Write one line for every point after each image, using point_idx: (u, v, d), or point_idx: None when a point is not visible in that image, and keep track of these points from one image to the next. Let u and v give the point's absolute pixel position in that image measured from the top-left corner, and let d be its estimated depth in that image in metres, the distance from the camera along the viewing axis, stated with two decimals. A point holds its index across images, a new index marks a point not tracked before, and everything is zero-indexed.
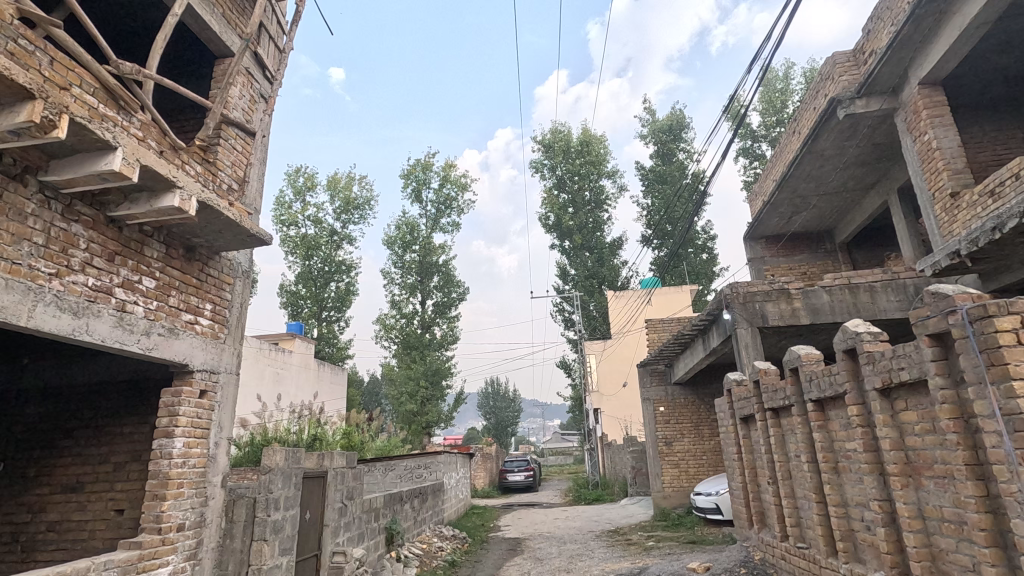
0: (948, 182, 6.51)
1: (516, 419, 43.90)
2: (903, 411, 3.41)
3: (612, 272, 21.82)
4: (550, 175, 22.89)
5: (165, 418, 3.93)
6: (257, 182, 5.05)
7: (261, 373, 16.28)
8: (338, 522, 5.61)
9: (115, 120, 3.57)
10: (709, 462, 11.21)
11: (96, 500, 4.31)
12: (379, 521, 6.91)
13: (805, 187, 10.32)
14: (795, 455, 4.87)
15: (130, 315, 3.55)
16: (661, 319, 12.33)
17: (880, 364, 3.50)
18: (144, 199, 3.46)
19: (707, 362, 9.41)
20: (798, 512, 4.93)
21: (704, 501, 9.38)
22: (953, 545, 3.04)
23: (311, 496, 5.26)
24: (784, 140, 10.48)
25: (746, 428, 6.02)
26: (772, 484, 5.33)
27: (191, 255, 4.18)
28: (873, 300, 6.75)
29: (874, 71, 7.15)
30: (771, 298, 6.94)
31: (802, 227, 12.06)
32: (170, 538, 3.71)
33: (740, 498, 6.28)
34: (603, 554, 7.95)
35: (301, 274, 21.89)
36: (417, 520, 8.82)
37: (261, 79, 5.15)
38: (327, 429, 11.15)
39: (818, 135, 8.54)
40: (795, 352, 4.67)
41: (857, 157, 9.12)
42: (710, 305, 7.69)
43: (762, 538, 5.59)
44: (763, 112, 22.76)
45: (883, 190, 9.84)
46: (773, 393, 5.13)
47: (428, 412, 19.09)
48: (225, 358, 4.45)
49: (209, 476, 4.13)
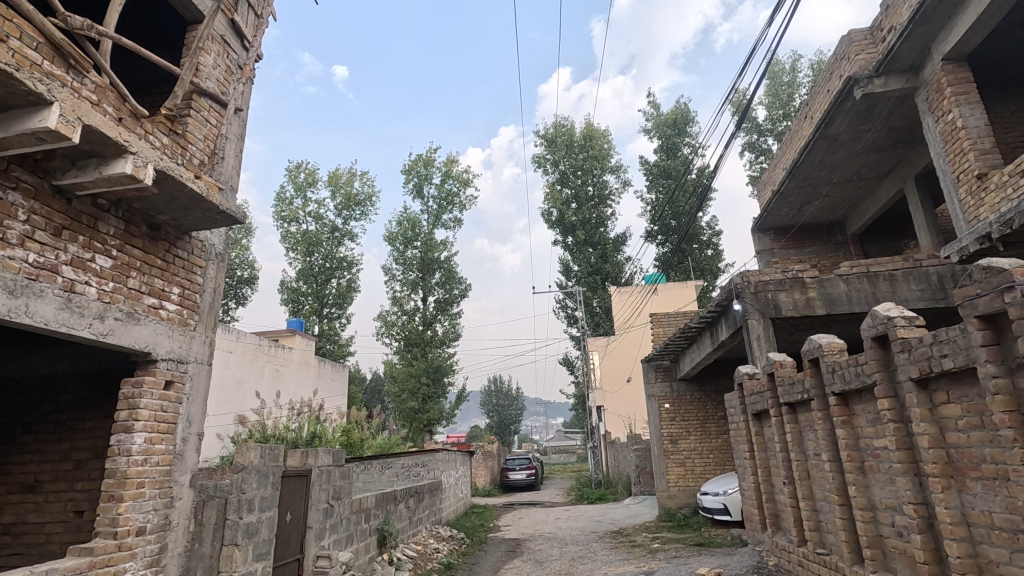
0: (974, 164, 6.11)
1: (519, 417, 43.55)
2: (945, 405, 3.03)
3: (616, 268, 21.44)
4: (553, 170, 22.50)
5: (125, 411, 3.58)
6: (234, 159, 4.70)
7: (260, 370, 15.95)
8: (322, 524, 5.25)
9: (64, 80, 3.22)
10: (716, 461, 10.81)
11: (56, 500, 3.98)
12: (370, 522, 6.58)
13: (817, 176, 9.91)
14: (814, 453, 4.49)
15: (80, 297, 3.20)
16: (665, 314, 11.94)
17: (917, 351, 3.13)
18: (93, 165, 3.10)
19: (714, 357, 9.03)
20: (817, 516, 4.55)
21: (710, 501, 9.00)
22: (1005, 557, 2.67)
23: (293, 496, 4.91)
24: (795, 127, 10.06)
25: (759, 425, 5.64)
26: (787, 485, 4.95)
27: (155, 234, 3.83)
28: (893, 289, 6.35)
29: (894, 48, 6.73)
30: (785, 287, 6.56)
31: (812, 218, 11.65)
32: (128, 543, 3.36)
33: (752, 500, 5.90)
34: (606, 557, 7.58)
35: (302, 271, 21.57)
36: (413, 520, 8.47)
37: (237, 48, 4.80)
38: (326, 426, 10.84)
39: (832, 119, 8.14)
40: (816, 341, 4.29)
41: (872, 143, 8.72)
42: (720, 296, 7.29)
43: (777, 542, 5.22)
44: (769, 105, 22.31)
45: (900, 178, 9.44)
46: (790, 386, 4.75)
47: (429, 410, 18.75)
48: (195, 347, 4.10)
49: (175, 475, 3.78)
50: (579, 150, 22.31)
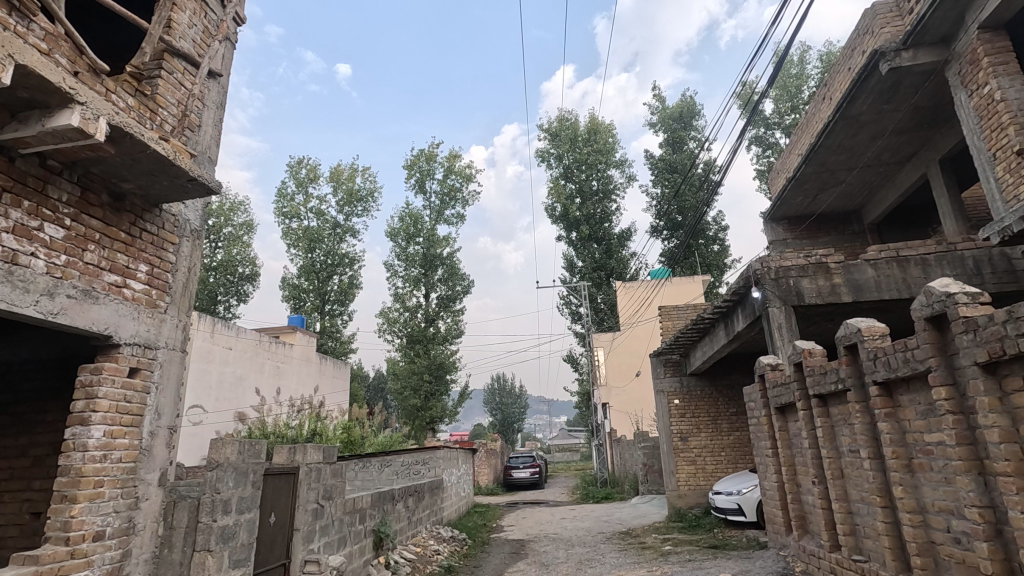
0: (1014, 139, 5.65)
1: (522, 415, 42.88)
2: (1019, 394, 2.62)
3: (621, 264, 21.16)
4: (557, 165, 22.08)
5: (81, 401, 3.19)
6: (213, 129, 4.30)
7: (260, 367, 15.56)
8: (311, 526, 4.85)
9: (5, 22, 2.83)
10: (728, 459, 10.38)
11: (11, 501, 3.61)
12: (365, 523, 6.20)
13: (835, 161, 9.46)
14: (850, 450, 4.07)
15: (24, 269, 2.81)
16: (675, 307, 11.51)
17: (985, 331, 2.71)
18: (36, 116, 2.71)
19: (728, 350, 8.60)
20: (852, 518, 4.13)
21: (723, 501, 8.57)
22: None
23: (278, 496, 4.51)
24: (813, 109, 9.59)
25: (783, 419, 5.22)
26: (816, 484, 4.53)
27: (118, 204, 3.43)
28: (925, 275, 5.91)
29: (924, 18, 6.28)
30: (807, 273, 6.13)
31: (828, 207, 11.20)
32: (83, 549, 2.97)
33: (774, 500, 5.49)
34: (615, 560, 7.16)
35: (304, 268, 21.22)
36: (412, 520, 8.09)
37: (214, 5, 4.39)
38: (326, 423, 10.47)
39: (855, 96, 7.69)
40: (854, 325, 3.86)
41: (895, 124, 8.28)
42: (736, 283, 6.88)
43: (804, 547, 4.80)
44: (776, 98, 21.82)
45: (922, 162, 9.00)
46: (821, 376, 4.32)
47: (431, 407, 18.33)
48: (166, 331, 3.71)
49: (141, 472, 3.39)
50: (583, 144, 21.85)
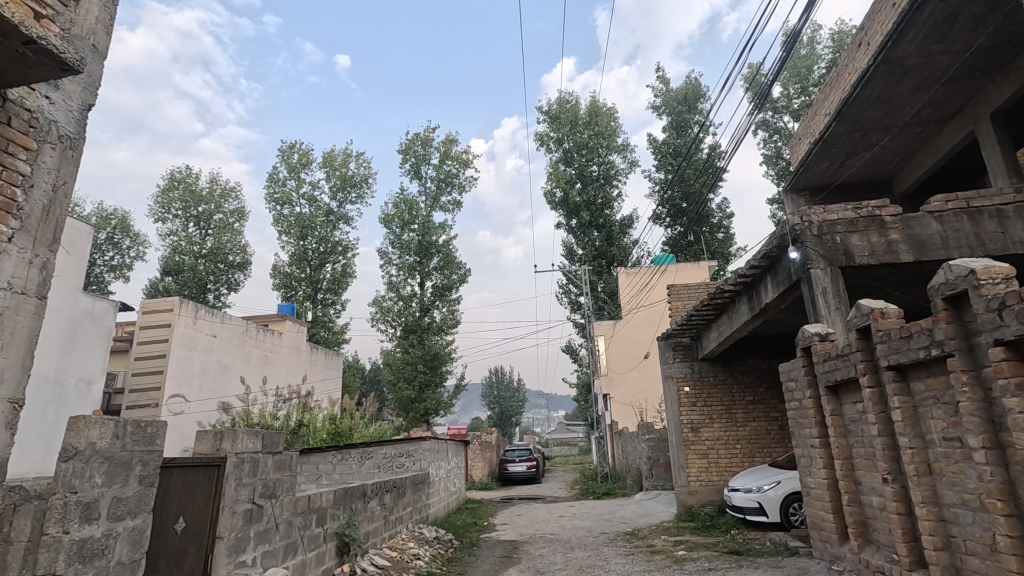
0: None
1: (522, 408, 41.70)
2: None
3: (623, 251, 20.22)
4: (557, 149, 20.94)
5: None
6: (100, 12, 3.25)
7: (247, 356, 14.49)
8: (242, 533, 3.79)
9: None
10: (744, 452, 9.37)
11: None
12: (326, 526, 5.18)
13: (869, 118, 8.39)
14: (945, 437, 3.05)
15: None
16: (686, 286, 10.47)
17: None
18: None
19: (750, 327, 7.55)
20: (946, 528, 3.11)
21: (741, 498, 7.55)
22: None
23: (190, 495, 3.50)
24: (845, 59, 8.52)
25: (835, 402, 4.22)
26: (889, 482, 3.51)
27: None
28: (1003, 230, 4.88)
29: None
30: (857, 228, 5.09)
31: (854, 175, 10.17)
32: None
33: (823, 502, 4.47)
34: (622, 566, 6.15)
35: (295, 255, 20.01)
36: (388, 520, 7.07)
37: None
38: (313, 414, 9.59)
39: (902, 33, 6.59)
40: (961, 267, 2.84)
41: (946, 70, 7.22)
42: (769, 244, 5.79)
43: (866, 561, 3.80)
44: (785, 81, 20.58)
45: (969, 119, 7.98)
46: (902, 343, 3.30)
47: (426, 399, 17.31)
48: (7, 267, 2.65)
49: None
50: (584, 127, 20.60)
